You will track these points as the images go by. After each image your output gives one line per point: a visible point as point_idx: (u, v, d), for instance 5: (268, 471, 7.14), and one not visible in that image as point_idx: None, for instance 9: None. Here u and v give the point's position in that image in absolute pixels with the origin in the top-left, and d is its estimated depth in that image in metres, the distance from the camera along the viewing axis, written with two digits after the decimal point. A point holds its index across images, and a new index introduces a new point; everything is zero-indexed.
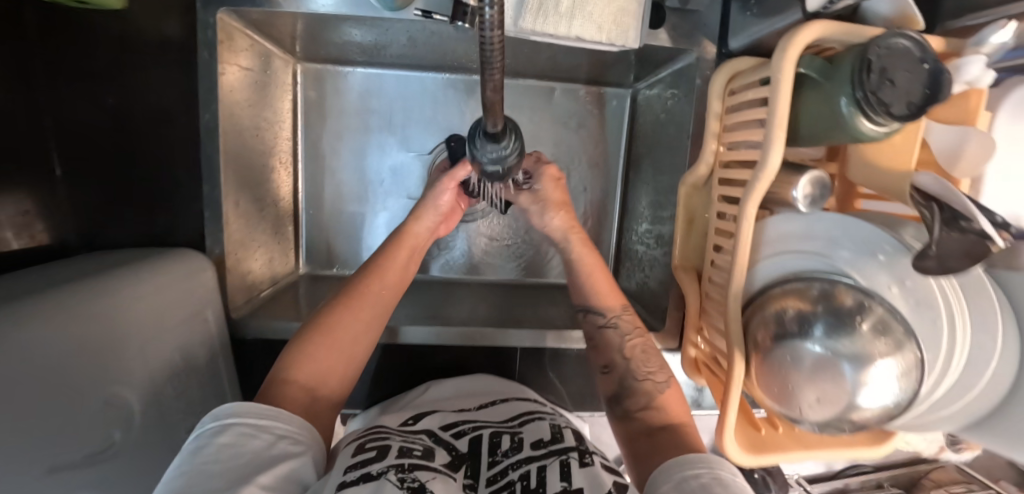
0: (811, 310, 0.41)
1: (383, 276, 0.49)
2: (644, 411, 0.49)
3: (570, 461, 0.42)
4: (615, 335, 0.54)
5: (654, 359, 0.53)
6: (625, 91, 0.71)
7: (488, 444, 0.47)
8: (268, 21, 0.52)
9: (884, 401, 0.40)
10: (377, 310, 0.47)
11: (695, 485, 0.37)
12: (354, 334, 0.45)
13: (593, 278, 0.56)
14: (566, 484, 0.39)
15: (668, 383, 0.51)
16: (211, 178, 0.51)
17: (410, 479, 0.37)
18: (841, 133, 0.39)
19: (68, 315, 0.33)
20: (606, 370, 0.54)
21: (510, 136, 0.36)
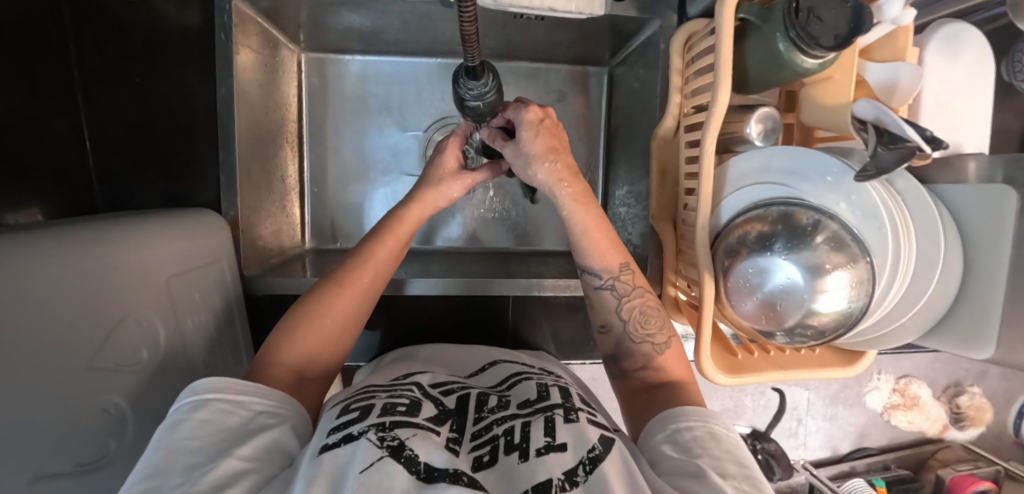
0: (771, 229, 0.46)
1: (370, 263, 0.51)
2: (643, 371, 0.50)
3: (555, 417, 0.41)
4: (612, 297, 0.53)
5: (654, 319, 0.52)
6: (606, 70, 0.76)
7: (475, 402, 0.46)
8: (277, 8, 0.59)
9: (840, 305, 0.44)
10: (363, 297, 0.50)
11: (688, 438, 0.41)
12: (339, 321, 0.48)
13: (591, 237, 0.51)
14: (550, 440, 0.38)
15: (667, 343, 0.51)
16: (227, 146, 0.57)
17: (389, 437, 0.36)
18: (786, 69, 0.45)
19: (86, 245, 0.38)
20: (604, 329, 0.54)
21: (489, 74, 0.40)
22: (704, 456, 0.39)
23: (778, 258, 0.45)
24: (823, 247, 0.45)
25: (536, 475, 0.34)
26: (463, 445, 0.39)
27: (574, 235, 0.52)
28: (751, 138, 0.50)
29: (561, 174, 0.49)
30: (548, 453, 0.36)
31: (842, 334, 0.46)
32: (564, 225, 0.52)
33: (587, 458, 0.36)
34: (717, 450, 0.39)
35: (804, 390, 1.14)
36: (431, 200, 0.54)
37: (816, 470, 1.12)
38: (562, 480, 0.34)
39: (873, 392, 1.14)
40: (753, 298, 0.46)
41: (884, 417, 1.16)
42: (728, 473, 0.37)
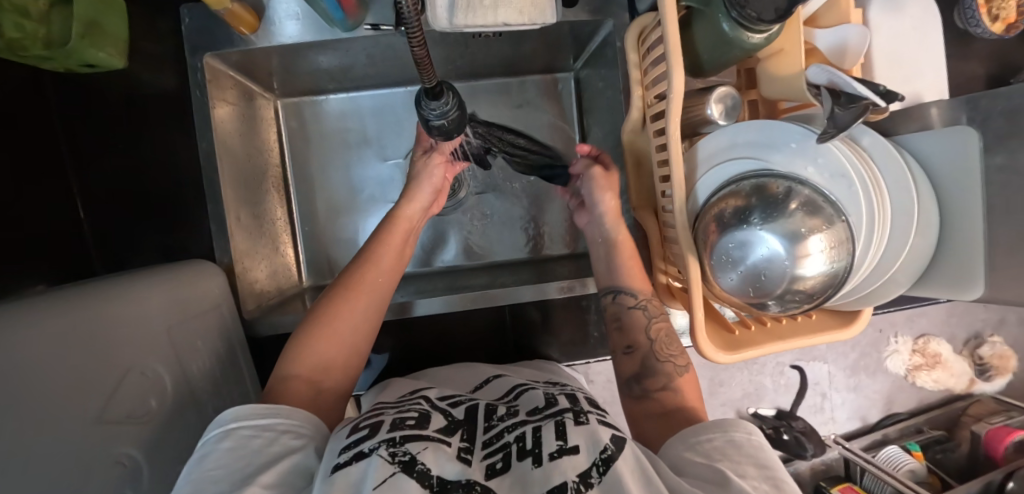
0: (746, 202, 0.48)
1: (378, 262, 0.56)
2: (662, 391, 0.49)
3: (565, 420, 0.41)
4: (643, 316, 0.55)
5: (675, 343, 0.53)
6: (572, 74, 0.78)
7: (483, 412, 0.46)
8: (247, 60, 0.62)
9: (821, 267, 0.45)
10: (376, 296, 0.54)
11: (708, 447, 0.40)
12: (353, 323, 0.51)
13: (630, 261, 0.57)
14: (562, 444, 0.37)
15: (686, 366, 0.52)
16: (214, 197, 0.59)
17: (401, 452, 0.35)
18: (735, 47, 0.47)
19: (80, 311, 0.40)
20: (628, 351, 0.53)
21: (448, 94, 0.41)
22: (723, 461, 0.38)
23: (755, 228, 0.47)
24: (798, 214, 0.46)
25: (550, 478, 0.34)
26: (475, 454, 0.39)
27: (616, 252, 0.58)
28: (714, 121, 0.52)
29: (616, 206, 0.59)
30: (560, 456, 0.36)
31: (827, 296, 0.46)
32: (609, 248, 0.58)
33: (600, 459, 0.36)
34: (737, 457, 0.38)
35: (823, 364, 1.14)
36: (416, 195, 0.61)
37: (848, 442, 1.11)
38: (577, 482, 0.34)
39: (893, 356, 1.13)
40: (734, 272, 0.47)
41: (909, 380, 1.15)
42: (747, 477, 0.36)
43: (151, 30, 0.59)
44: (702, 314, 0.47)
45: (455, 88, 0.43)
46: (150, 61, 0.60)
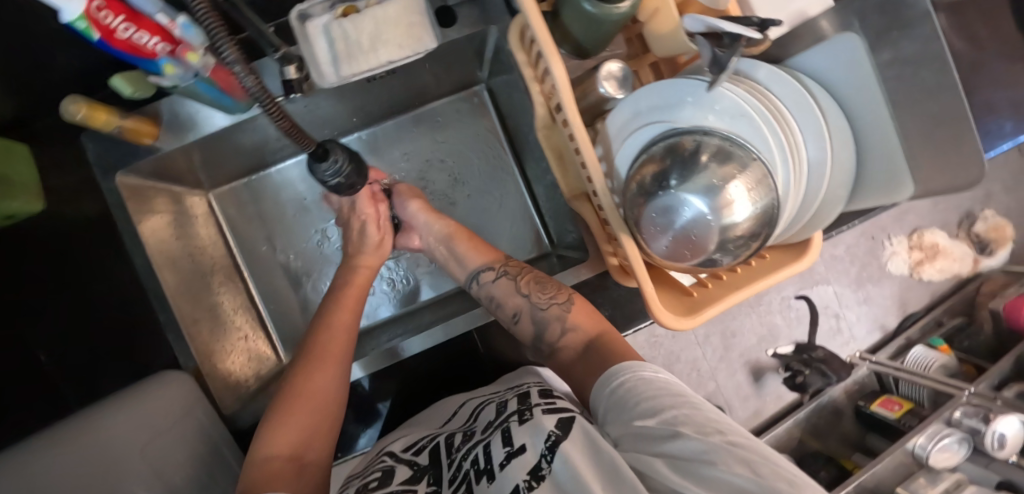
0: (662, 166, 0.46)
1: (331, 324, 0.58)
2: (565, 337, 0.55)
3: (511, 425, 0.45)
4: (505, 280, 0.60)
5: (551, 285, 0.59)
6: (484, 85, 0.78)
7: (444, 447, 0.50)
8: (164, 166, 0.62)
9: (747, 209, 0.44)
10: (342, 354, 0.56)
11: (623, 392, 0.44)
12: (325, 386, 0.52)
13: (467, 241, 0.65)
14: (510, 449, 0.42)
15: (570, 298, 0.57)
16: (164, 307, 0.58)
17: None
18: (604, 21, 0.46)
19: (58, 454, 0.46)
20: (517, 317, 0.58)
21: (337, 152, 0.42)
22: (644, 401, 0.41)
23: (675, 190, 0.44)
24: (713, 167, 0.45)
25: (505, 486, 0.39)
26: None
27: (455, 243, 0.65)
28: (611, 97, 0.51)
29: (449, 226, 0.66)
30: (509, 461, 0.41)
31: (766, 234, 0.46)
32: (446, 241, 0.65)
33: (547, 447, 0.40)
34: (648, 389, 0.42)
35: (829, 285, 1.37)
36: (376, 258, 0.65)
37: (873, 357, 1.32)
38: (529, 480, 0.38)
39: (895, 258, 1.38)
40: (670, 237, 0.45)
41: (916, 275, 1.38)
42: (671, 403, 0.40)
43: (59, 164, 0.60)
44: (652, 286, 0.48)
45: (343, 145, 0.44)
46: (69, 193, 0.61)
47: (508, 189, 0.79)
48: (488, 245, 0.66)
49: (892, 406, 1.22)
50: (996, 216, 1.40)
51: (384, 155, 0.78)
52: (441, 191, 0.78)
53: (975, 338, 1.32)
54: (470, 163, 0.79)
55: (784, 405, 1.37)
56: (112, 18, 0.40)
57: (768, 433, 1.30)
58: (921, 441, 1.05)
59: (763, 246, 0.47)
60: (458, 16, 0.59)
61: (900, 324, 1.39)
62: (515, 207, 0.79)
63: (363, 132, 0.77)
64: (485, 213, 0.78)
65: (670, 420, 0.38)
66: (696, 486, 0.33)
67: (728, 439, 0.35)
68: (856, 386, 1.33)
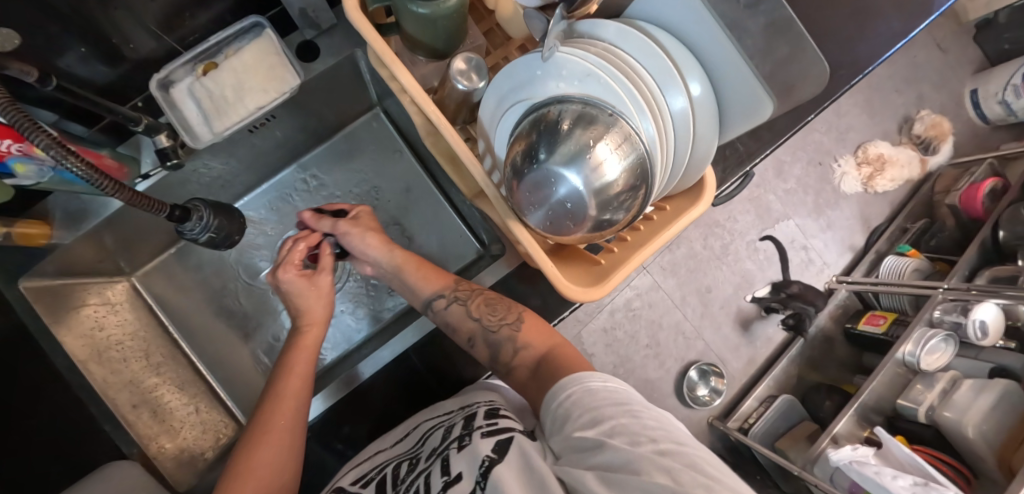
0: (529, 143, 0.44)
1: (285, 392, 0.55)
2: (519, 356, 0.58)
3: (450, 452, 0.50)
4: (458, 307, 0.61)
5: (501, 307, 0.60)
6: (379, 109, 0.77)
7: (389, 478, 0.57)
8: (69, 262, 0.61)
9: (618, 167, 0.43)
10: (291, 428, 0.53)
11: (567, 404, 0.47)
12: (271, 464, 0.50)
13: (420, 269, 0.63)
14: (448, 477, 0.47)
15: (519, 318, 0.59)
16: (95, 400, 0.58)
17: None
18: (439, 19, 0.47)
19: None
20: (472, 341, 0.61)
21: (199, 209, 0.42)
22: (587, 413, 0.44)
23: (546, 163, 0.43)
24: (577, 132, 0.43)
25: None
26: None
27: (404, 274, 0.63)
28: (473, 88, 0.51)
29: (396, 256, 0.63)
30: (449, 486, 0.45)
31: (646, 186, 0.46)
32: (397, 272, 0.64)
33: (480, 473, 0.44)
34: (593, 401, 0.45)
35: (790, 221, 1.39)
36: (320, 317, 0.60)
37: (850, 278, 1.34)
38: None
39: (846, 178, 1.39)
40: (545, 211, 0.46)
41: (871, 190, 1.40)
42: (610, 413, 0.43)
43: None
44: (553, 264, 0.48)
45: (210, 202, 0.45)
46: None
47: (428, 203, 0.80)
48: (437, 269, 0.65)
49: (877, 321, 1.22)
50: (931, 114, 1.42)
51: (300, 200, 0.78)
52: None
53: (940, 234, 1.31)
54: (386, 187, 0.79)
55: (776, 346, 1.37)
56: None
57: (766, 378, 1.31)
58: (910, 348, 1.06)
59: (647, 199, 0.47)
60: (320, 48, 0.59)
61: (866, 241, 1.41)
62: (440, 220, 0.79)
63: (273, 180, 0.77)
64: (414, 233, 0.79)
65: (608, 431, 0.41)
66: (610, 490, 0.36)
67: (653, 448, 0.38)
68: (839, 310, 1.33)
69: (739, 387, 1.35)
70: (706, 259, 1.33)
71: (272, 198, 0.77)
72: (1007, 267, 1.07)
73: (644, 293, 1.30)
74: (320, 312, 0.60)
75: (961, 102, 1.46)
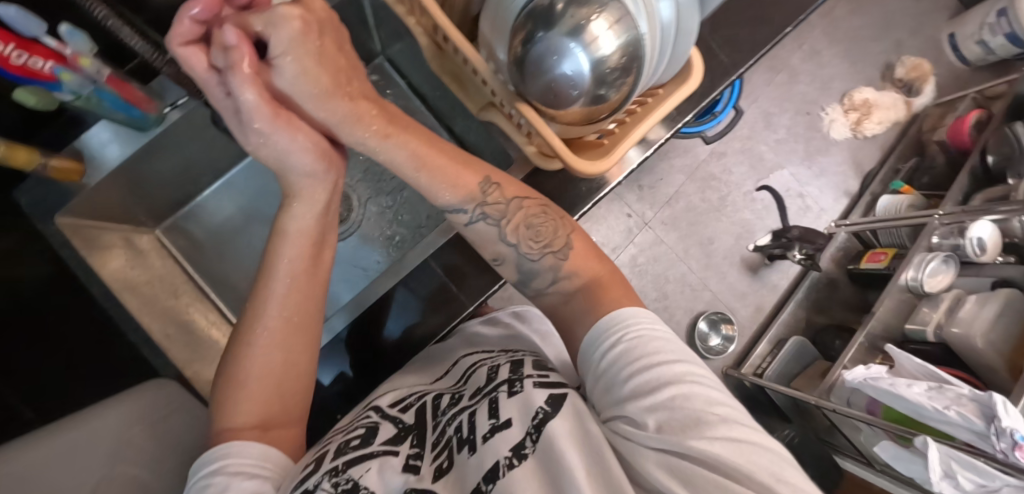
0: (529, 30, 0.49)
1: (282, 279, 0.51)
2: (557, 284, 0.52)
3: (499, 396, 0.45)
4: (487, 225, 0.52)
5: (546, 229, 0.52)
6: (384, 58, 0.80)
7: (430, 409, 0.52)
8: (98, 204, 0.64)
9: (613, 42, 0.47)
10: (295, 317, 0.51)
11: (617, 354, 0.41)
12: (279, 348, 0.50)
13: (427, 169, 0.49)
14: (495, 422, 0.41)
15: (567, 245, 0.52)
16: (134, 327, 0.60)
17: (343, 480, 0.41)
18: None
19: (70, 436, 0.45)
20: (498, 261, 0.55)
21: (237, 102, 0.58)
22: (641, 364, 0.39)
23: (548, 40, 0.47)
24: (572, 10, 0.47)
25: (485, 462, 0.38)
26: (425, 457, 0.45)
27: (417, 174, 0.49)
28: None
29: (361, 111, 0.42)
30: (496, 433, 0.40)
31: (637, 68, 0.49)
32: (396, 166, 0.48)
33: (533, 426, 0.38)
34: (646, 357, 0.39)
35: (784, 170, 1.42)
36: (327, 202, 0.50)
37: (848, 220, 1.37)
38: (510, 458, 0.37)
39: (835, 125, 1.44)
40: (545, 83, 0.49)
41: (860, 134, 1.44)
42: (667, 379, 0.37)
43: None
44: (560, 139, 0.51)
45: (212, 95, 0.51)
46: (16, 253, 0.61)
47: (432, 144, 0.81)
48: (465, 158, 0.52)
49: (878, 258, 1.24)
50: (911, 57, 1.47)
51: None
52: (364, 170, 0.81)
53: (932, 170, 1.35)
54: None
55: (782, 292, 1.39)
56: (5, 47, 0.43)
57: (776, 323, 1.33)
58: (912, 274, 1.10)
59: (638, 81, 0.50)
60: None
61: (861, 185, 1.45)
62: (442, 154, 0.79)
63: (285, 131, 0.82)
64: None
65: (666, 405, 0.35)
66: (676, 484, 0.31)
67: (721, 435, 0.32)
68: (840, 253, 1.36)
69: (750, 334, 1.36)
70: (706, 212, 1.36)
71: None
72: (998, 188, 1.10)
73: (648, 249, 1.32)
74: (319, 184, 0.47)
75: (940, 47, 1.51)
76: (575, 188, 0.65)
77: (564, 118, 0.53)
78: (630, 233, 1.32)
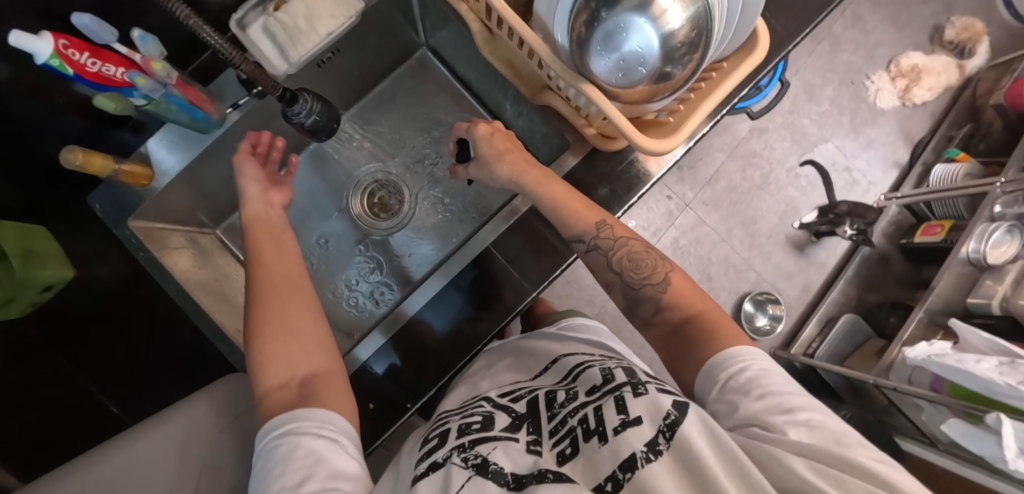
0: (592, 6, 0.44)
1: (264, 264, 0.54)
2: (660, 313, 0.56)
3: (624, 395, 0.45)
4: (600, 255, 0.57)
5: (647, 263, 0.56)
6: (427, 48, 0.78)
7: (545, 402, 0.52)
8: (163, 206, 0.65)
9: (682, 16, 0.42)
10: (279, 283, 0.52)
11: (742, 382, 0.43)
12: (279, 310, 0.50)
13: (564, 204, 0.57)
14: (625, 417, 0.42)
15: (667, 278, 0.56)
16: (208, 323, 0.62)
17: (473, 456, 0.42)
18: None
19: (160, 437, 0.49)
20: (610, 287, 0.60)
21: (306, 99, 0.55)
22: (770, 393, 0.41)
23: (613, 19, 0.43)
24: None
25: (620, 454, 0.38)
26: (545, 444, 0.45)
27: (549, 207, 0.57)
28: None
29: (519, 168, 0.60)
30: (626, 429, 0.40)
31: (705, 42, 0.45)
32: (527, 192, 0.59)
33: (664, 425, 0.39)
34: (771, 385, 0.42)
35: (829, 143, 1.37)
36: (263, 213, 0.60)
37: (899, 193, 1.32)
38: (645, 452, 0.38)
39: (881, 94, 1.38)
40: (611, 62, 0.45)
41: (909, 102, 1.38)
42: (800, 405, 0.40)
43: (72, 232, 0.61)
44: (626, 118, 0.47)
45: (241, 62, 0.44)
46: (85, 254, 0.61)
47: None
48: (585, 199, 0.59)
49: (934, 231, 1.20)
50: (962, 17, 1.39)
51: (357, 143, 0.81)
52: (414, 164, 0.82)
53: (989, 136, 1.28)
54: (436, 123, 0.81)
55: (831, 270, 1.35)
56: (79, 55, 0.44)
57: (825, 300, 1.29)
58: (974, 246, 1.06)
59: (705, 56, 0.46)
60: None
61: (911, 155, 1.39)
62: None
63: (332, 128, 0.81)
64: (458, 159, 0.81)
65: (804, 423, 0.38)
66: (827, 486, 0.31)
67: (868, 454, 0.34)
68: (891, 227, 1.31)
69: (798, 314, 1.33)
70: (748, 191, 1.33)
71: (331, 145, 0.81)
72: None
73: (690, 231, 1.29)
74: (271, 196, 0.62)
75: (993, 3, 1.42)
76: (634, 169, 0.63)
77: (628, 97, 0.48)
78: (671, 215, 1.29)
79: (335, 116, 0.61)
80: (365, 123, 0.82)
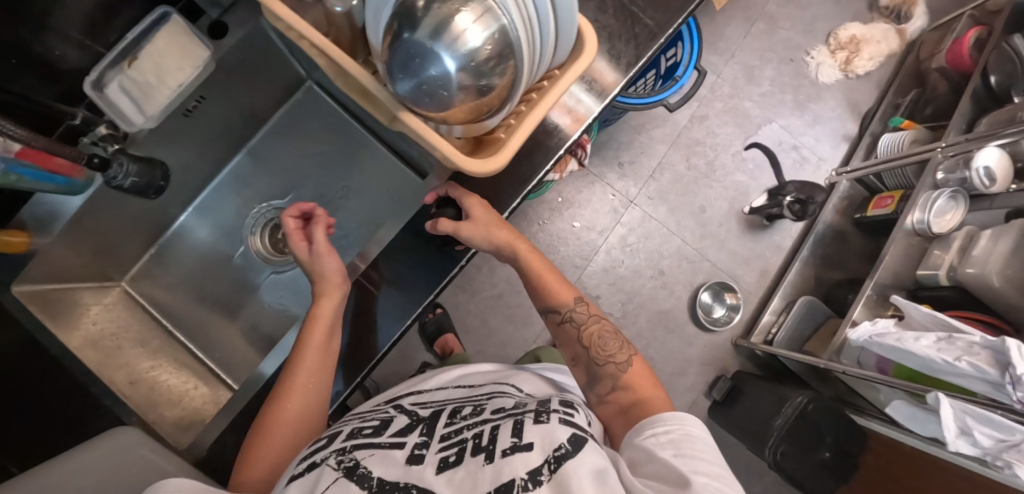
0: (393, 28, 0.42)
1: (306, 362, 0.55)
2: (614, 393, 0.53)
3: (524, 419, 0.45)
4: (572, 327, 0.60)
5: (613, 343, 0.58)
6: (312, 81, 0.76)
7: (449, 413, 0.53)
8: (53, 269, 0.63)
9: (480, 36, 0.40)
10: (310, 381, 0.55)
11: (662, 440, 0.43)
12: (297, 412, 0.53)
13: (545, 278, 0.62)
14: (516, 441, 0.41)
15: (629, 360, 0.56)
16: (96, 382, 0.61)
17: (346, 459, 0.43)
18: None
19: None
20: (574, 361, 0.60)
21: (122, 161, 0.57)
22: (681, 454, 0.41)
23: (411, 41, 0.40)
24: (436, 6, 0.40)
25: (500, 474, 0.38)
26: (430, 447, 0.45)
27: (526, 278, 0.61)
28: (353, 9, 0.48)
29: (510, 238, 0.59)
30: (514, 453, 0.40)
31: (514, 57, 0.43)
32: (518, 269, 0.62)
33: (552, 454, 0.39)
34: (684, 447, 0.41)
35: (774, 123, 1.34)
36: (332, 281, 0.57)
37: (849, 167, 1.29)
38: (524, 478, 0.37)
39: (822, 68, 1.36)
40: (414, 85, 0.42)
41: (851, 74, 1.35)
42: (704, 469, 0.39)
43: None
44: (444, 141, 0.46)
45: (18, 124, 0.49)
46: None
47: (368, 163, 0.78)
48: (565, 280, 0.64)
49: (886, 203, 1.16)
50: None
51: (252, 182, 0.80)
52: (312, 195, 0.80)
53: (935, 100, 1.25)
54: (330, 155, 0.79)
55: (787, 252, 1.32)
56: None
57: (782, 284, 1.26)
58: (920, 215, 1.03)
59: (517, 71, 0.44)
60: (228, 23, 0.58)
61: (860, 127, 1.36)
62: (380, 169, 0.77)
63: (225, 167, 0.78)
64: (353, 185, 0.79)
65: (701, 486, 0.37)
66: None
67: None
68: (844, 203, 1.28)
69: (758, 301, 1.30)
70: (695, 180, 1.30)
71: (226, 183, 0.79)
72: (1006, 110, 1.02)
73: (637, 228, 1.26)
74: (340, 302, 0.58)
75: None
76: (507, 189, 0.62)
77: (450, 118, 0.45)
78: (616, 213, 1.26)
79: (163, 174, 0.64)
80: (257, 156, 0.79)
